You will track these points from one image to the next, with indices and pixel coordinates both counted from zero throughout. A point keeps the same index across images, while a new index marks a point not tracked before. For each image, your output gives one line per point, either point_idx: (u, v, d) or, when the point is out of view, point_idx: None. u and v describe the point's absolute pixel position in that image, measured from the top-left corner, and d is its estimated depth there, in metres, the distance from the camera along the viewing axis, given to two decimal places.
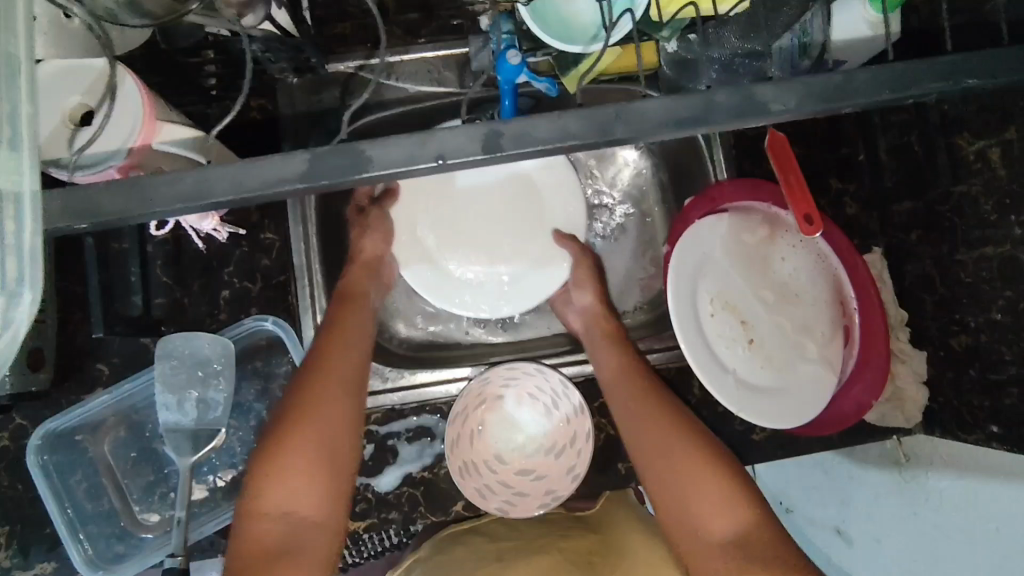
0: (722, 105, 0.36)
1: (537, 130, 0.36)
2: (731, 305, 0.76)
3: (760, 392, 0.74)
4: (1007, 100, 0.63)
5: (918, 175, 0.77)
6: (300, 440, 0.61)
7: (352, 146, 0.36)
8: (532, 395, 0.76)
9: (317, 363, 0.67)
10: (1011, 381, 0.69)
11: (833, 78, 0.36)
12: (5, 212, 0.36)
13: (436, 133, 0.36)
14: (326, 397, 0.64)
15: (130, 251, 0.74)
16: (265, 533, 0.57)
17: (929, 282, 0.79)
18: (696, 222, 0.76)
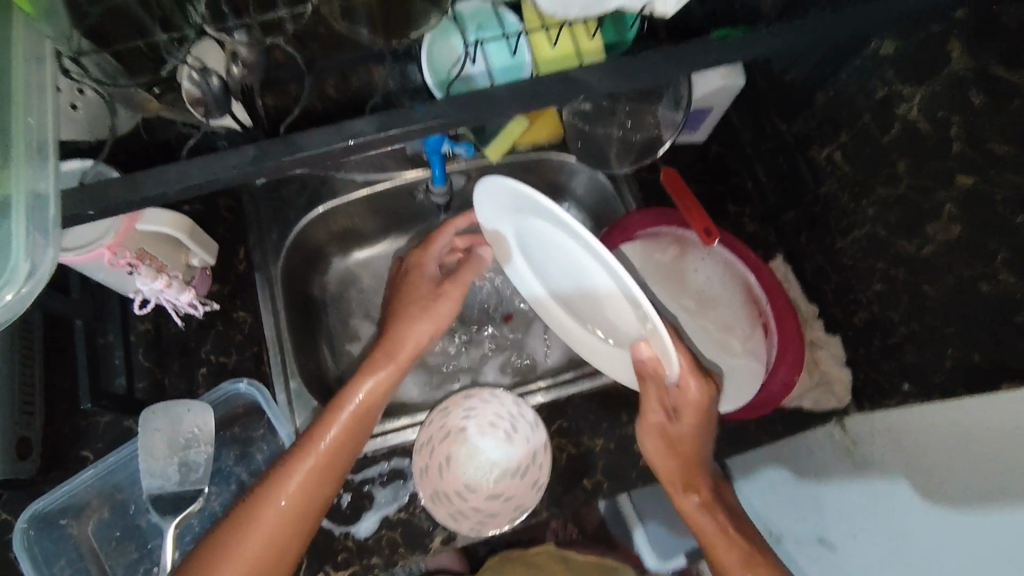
0: (558, 89, 0.49)
1: (424, 119, 0.47)
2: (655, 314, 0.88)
3: None
4: (834, 113, 0.80)
5: (792, 188, 0.92)
6: (225, 563, 0.69)
7: (283, 138, 0.46)
8: (492, 422, 0.83)
9: (267, 483, 0.72)
10: (904, 339, 0.79)
11: (636, 67, 0.50)
12: (33, 207, 0.44)
13: (345, 123, 0.46)
14: (256, 522, 0.70)
15: (114, 341, 0.81)
16: None
17: (824, 273, 0.91)
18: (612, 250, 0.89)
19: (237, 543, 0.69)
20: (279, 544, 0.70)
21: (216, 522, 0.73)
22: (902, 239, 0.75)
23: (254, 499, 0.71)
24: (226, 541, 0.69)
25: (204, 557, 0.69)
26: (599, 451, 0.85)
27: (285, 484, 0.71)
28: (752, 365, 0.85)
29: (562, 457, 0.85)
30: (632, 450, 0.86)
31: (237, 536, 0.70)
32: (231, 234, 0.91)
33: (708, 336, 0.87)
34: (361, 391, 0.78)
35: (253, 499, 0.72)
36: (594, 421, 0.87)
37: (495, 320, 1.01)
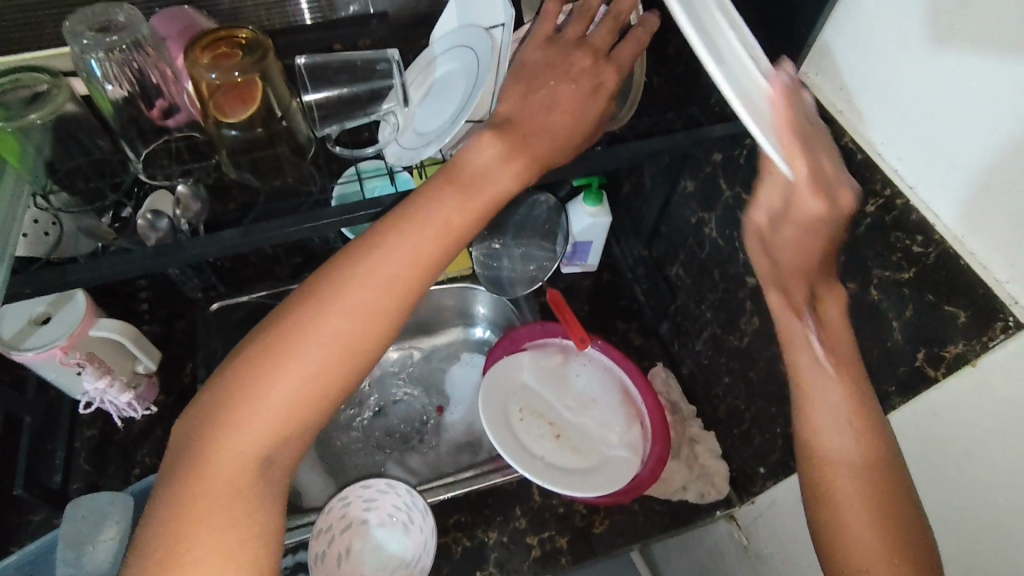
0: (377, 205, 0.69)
1: (274, 229, 0.66)
2: (538, 412, 0.98)
3: (567, 472, 0.91)
4: (678, 238, 0.99)
5: (664, 302, 1.08)
6: (228, 421, 0.53)
7: (174, 246, 0.65)
8: (390, 513, 0.90)
9: (341, 279, 0.57)
10: (753, 425, 0.90)
11: None
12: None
13: (217, 235, 0.65)
14: (298, 348, 0.55)
15: (61, 445, 0.93)
16: (221, 468, 0.53)
17: (697, 374, 1.03)
18: (501, 357, 1.02)
19: (297, 361, 0.55)
20: (288, 420, 0.54)
21: (248, 336, 0.57)
22: (732, 334, 0.89)
23: (293, 318, 0.56)
24: (248, 366, 0.54)
25: (203, 404, 0.55)
26: (492, 544, 0.92)
27: (322, 311, 0.56)
28: (623, 453, 0.94)
29: (458, 549, 0.92)
30: (523, 543, 0.92)
31: (291, 358, 0.54)
32: (181, 352, 1.05)
33: (591, 428, 0.97)
34: (480, 186, 0.62)
35: (298, 314, 0.56)
36: (490, 513, 0.94)
37: (415, 432, 1.12)
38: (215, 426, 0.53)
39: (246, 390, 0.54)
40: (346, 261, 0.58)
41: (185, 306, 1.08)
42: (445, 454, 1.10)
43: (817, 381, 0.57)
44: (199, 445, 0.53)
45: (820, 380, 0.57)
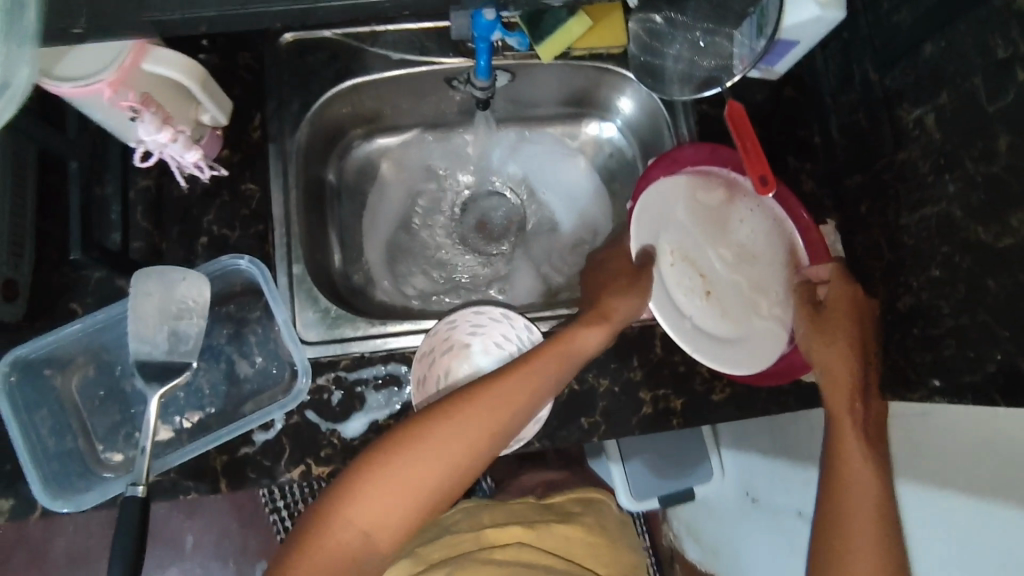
0: None
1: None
2: (687, 258, 0.83)
3: (716, 339, 0.79)
4: (940, 67, 0.70)
5: (865, 148, 0.83)
6: (396, 467, 0.60)
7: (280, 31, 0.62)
8: (498, 343, 0.79)
9: (528, 387, 0.67)
10: (948, 332, 0.73)
11: None
12: None
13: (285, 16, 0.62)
14: (429, 452, 0.61)
15: (112, 195, 0.77)
16: (383, 506, 0.59)
17: (877, 249, 0.83)
18: (658, 178, 0.81)
19: (469, 423, 0.63)
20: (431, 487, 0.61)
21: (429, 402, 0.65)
22: (977, 225, 0.67)
23: (486, 388, 0.65)
24: (429, 421, 0.62)
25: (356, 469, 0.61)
26: (602, 393, 0.82)
27: (480, 408, 0.64)
28: (777, 328, 0.79)
29: (563, 392, 0.82)
30: (635, 397, 0.83)
31: (457, 423, 0.62)
32: (247, 99, 0.82)
33: (742, 297, 0.82)
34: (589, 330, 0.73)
35: (477, 389, 0.65)
36: (602, 359, 0.83)
37: (512, 237, 1.00)
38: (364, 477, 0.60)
39: (423, 423, 0.62)
40: (564, 355, 0.70)
41: (252, 35, 0.83)
42: (546, 273, 0.97)
43: (855, 537, 0.61)
44: (379, 464, 0.60)
45: (863, 537, 0.62)
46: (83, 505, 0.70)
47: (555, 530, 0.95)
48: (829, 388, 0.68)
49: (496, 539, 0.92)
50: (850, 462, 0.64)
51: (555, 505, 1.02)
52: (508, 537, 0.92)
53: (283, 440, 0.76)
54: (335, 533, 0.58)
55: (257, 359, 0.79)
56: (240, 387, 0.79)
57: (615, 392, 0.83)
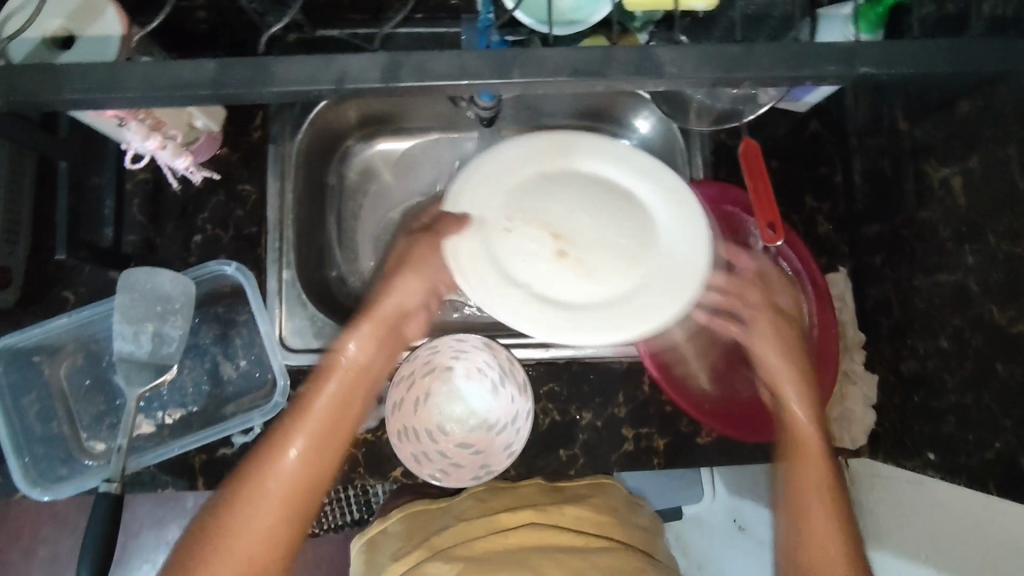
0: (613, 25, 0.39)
1: (301, 72, 0.38)
2: (538, 221, 0.71)
3: (572, 306, 0.68)
4: (973, 128, 0.64)
5: (886, 198, 0.78)
6: (271, 472, 0.60)
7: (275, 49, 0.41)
8: (480, 370, 0.77)
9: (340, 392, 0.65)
10: (949, 408, 0.69)
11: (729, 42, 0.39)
12: None
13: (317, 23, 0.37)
14: (300, 452, 0.61)
15: (109, 186, 0.77)
16: (265, 519, 0.59)
17: (887, 305, 0.79)
18: (497, 151, 0.73)
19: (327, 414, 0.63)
20: (297, 499, 0.60)
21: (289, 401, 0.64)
22: (992, 305, 0.62)
23: (344, 375, 0.65)
24: (295, 427, 0.62)
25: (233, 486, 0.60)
26: (583, 426, 0.81)
27: (335, 398, 0.64)
28: (683, 270, 0.69)
29: (544, 421, 0.81)
30: (617, 433, 0.81)
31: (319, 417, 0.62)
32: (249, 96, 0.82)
33: (621, 253, 0.70)
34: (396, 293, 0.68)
35: (333, 378, 0.65)
36: (588, 392, 0.81)
37: None
38: (241, 492, 0.59)
39: (290, 424, 0.62)
40: (348, 373, 0.65)
41: None
42: None
43: None
44: (256, 472, 0.60)
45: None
46: (63, 494, 0.73)
47: (565, 510, 0.78)
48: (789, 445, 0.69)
49: (500, 524, 0.76)
50: (816, 527, 0.64)
51: (563, 488, 0.83)
52: (516, 520, 0.76)
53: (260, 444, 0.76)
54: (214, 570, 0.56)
55: (241, 362, 0.80)
56: (223, 388, 0.79)
57: (597, 426, 0.81)
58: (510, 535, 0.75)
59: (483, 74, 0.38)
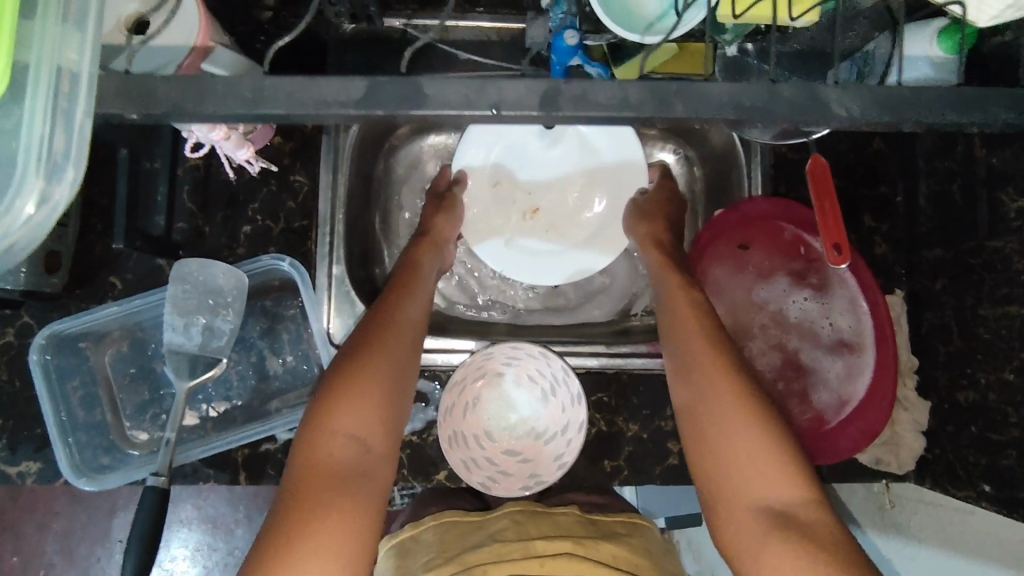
0: (786, 99, 0.35)
1: (452, 97, 0.34)
2: (515, 181, 0.85)
3: (539, 254, 0.84)
4: None
5: (954, 222, 0.75)
6: (387, 324, 0.65)
7: (411, 80, 0.34)
8: (531, 377, 0.77)
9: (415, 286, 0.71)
10: (1011, 443, 0.68)
11: (904, 91, 0.35)
12: (59, 91, 0.34)
13: (497, 82, 0.34)
14: (403, 317, 0.67)
15: (161, 171, 0.75)
16: (377, 364, 0.62)
17: (946, 332, 0.78)
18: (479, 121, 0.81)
19: (410, 298, 0.70)
20: (415, 345, 0.67)
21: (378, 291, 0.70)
22: None
23: (419, 273, 0.73)
24: (398, 300, 0.68)
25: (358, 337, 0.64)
26: (629, 437, 0.80)
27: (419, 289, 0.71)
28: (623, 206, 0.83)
29: (591, 431, 0.80)
30: (663, 446, 0.80)
31: (406, 298, 0.69)
32: None
33: (577, 198, 0.85)
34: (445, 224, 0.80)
35: (406, 276, 0.72)
36: (637, 403, 0.80)
37: None
38: (360, 337, 0.64)
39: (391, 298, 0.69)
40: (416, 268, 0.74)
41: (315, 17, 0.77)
42: None
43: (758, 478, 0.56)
44: (374, 325, 0.65)
45: (737, 453, 0.57)
46: (109, 485, 0.73)
47: (602, 546, 0.66)
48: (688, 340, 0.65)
49: (536, 550, 0.64)
50: (702, 379, 0.61)
51: (599, 520, 0.71)
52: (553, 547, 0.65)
53: None
54: (352, 390, 0.59)
55: (288, 358, 0.79)
56: (268, 383, 0.79)
57: (644, 440, 0.80)
58: (544, 565, 0.63)
59: (643, 111, 0.34)
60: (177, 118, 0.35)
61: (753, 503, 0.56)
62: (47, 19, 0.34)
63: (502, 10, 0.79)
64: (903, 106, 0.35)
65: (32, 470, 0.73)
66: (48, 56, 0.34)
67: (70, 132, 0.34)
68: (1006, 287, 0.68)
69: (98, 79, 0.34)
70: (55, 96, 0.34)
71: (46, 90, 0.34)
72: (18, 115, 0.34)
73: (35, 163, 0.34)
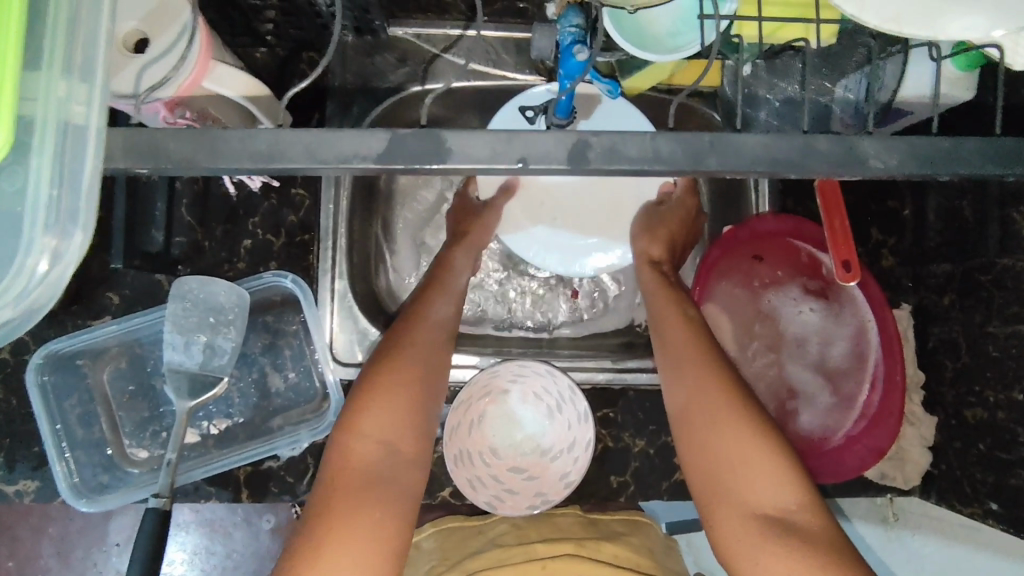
0: (822, 152, 0.34)
1: (475, 148, 0.33)
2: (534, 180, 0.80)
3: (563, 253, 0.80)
4: None
5: (963, 238, 0.74)
6: (417, 321, 0.66)
7: (433, 132, 0.33)
8: (537, 394, 0.77)
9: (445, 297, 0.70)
10: (1020, 462, 0.67)
11: (942, 142, 0.34)
12: (63, 147, 0.32)
13: (522, 133, 0.33)
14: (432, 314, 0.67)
15: (159, 184, 0.73)
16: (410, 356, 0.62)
17: (955, 348, 0.77)
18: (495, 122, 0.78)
19: (439, 295, 0.70)
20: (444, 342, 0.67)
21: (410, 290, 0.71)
22: None
23: (448, 272, 0.74)
24: (428, 297, 0.69)
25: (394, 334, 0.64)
26: (636, 453, 0.79)
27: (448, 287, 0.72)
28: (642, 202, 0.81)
29: (597, 447, 0.80)
30: (669, 462, 0.79)
31: (434, 297, 0.69)
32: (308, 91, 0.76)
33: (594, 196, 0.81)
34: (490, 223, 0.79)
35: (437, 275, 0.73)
36: (643, 419, 0.80)
37: None
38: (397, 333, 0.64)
39: (421, 298, 0.69)
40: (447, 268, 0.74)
41: None
42: None
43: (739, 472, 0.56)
44: (407, 322, 0.66)
45: (728, 449, 0.57)
46: (108, 506, 0.72)
47: (603, 546, 0.68)
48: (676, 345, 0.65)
49: (537, 553, 0.66)
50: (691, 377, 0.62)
51: (599, 522, 0.73)
52: (552, 549, 0.67)
53: (309, 459, 0.74)
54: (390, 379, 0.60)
55: (290, 374, 0.78)
56: (270, 400, 0.77)
57: (651, 456, 0.79)
58: (546, 566, 0.64)
59: (674, 163, 0.33)
60: (191, 172, 0.33)
61: (738, 492, 0.56)
62: (53, 71, 0.33)
63: (506, 19, 0.78)
64: (938, 154, 0.34)
65: (30, 490, 0.72)
66: (54, 109, 0.32)
67: (77, 188, 0.33)
68: (1016, 307, 0.67)
69: (106, 133, 0.33)
70: (61, 152, 0.32)
71: (52, 146, 0.32)
72: (23, 172, 0.33)
73: (41, 221, 0.33)
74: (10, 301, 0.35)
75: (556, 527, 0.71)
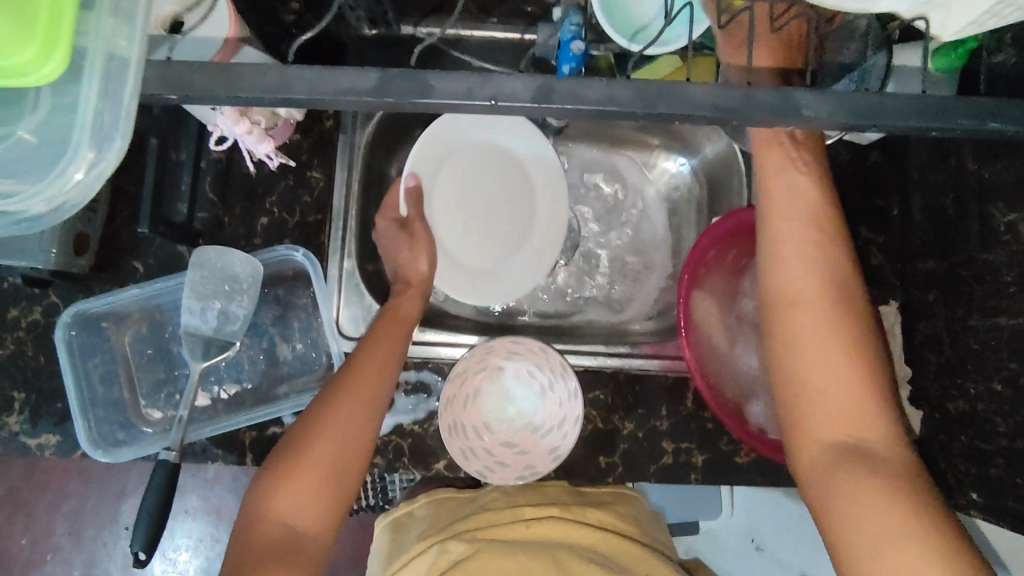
0: (763, 102, 0.38)
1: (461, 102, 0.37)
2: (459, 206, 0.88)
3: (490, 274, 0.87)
4: None
5: (944, 231, 0.77)
6: (354, 376, 0.68)
7: (419, 74, 0.37)
8: (530, 372, 0.81)
9: (392, 332, 0.74)
10: (998, 451, 0.69)
11: (871, 98, 0.38)
12: (111, 73, 0.37)
13: (498, 77, 0.37)
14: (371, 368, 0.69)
15: (185, 162, 0.78)
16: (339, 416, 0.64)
17: (938, 342, 0.79)
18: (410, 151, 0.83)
19: (380, 347, 0.72)
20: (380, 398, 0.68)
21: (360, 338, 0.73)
22: None
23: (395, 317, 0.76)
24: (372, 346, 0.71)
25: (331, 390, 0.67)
26: (625, 435, 0.81)
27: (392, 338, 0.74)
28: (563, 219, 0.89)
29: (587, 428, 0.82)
30: (657, 446, 0.81)
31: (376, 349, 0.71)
32: None
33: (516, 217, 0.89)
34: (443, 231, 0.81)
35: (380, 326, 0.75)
36: (632, 402, 0.82)
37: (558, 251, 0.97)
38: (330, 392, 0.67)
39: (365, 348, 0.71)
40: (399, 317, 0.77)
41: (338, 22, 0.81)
42: None
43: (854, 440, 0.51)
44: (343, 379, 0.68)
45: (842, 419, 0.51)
46: (122, 458, 0.76)
47: (588, 511, 0.73)
48: (798, 277, 0.53)
49: (524, 514, 0.71)
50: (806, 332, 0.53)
51: (586, 492, 0.78)
52: (538, 512, 0.71)
53: None
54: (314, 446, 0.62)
55: (297, 345, 0.83)
56: (278, 368, 0.82)
57: (638, 438, 0.82)
58: (529, 527, 0.70)
59: (631, 108, 0.37)
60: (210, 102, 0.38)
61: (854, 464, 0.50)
62: (102, 10, 0.37)
63: (513, 21, 0.83)
64: (872, 110, 0.38)
65: (52, 442, 0.76)
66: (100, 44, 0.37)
67: (117, 112, 0.38)
68: (992, 297, 0.70)
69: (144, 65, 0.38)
70: (105, 80, 0.37)
71: (99, 74, 0.37)
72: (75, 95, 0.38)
73: (85, 138, 0.38)
74: (45, 201, 0.40)
75: (542, 493, 0.76)
